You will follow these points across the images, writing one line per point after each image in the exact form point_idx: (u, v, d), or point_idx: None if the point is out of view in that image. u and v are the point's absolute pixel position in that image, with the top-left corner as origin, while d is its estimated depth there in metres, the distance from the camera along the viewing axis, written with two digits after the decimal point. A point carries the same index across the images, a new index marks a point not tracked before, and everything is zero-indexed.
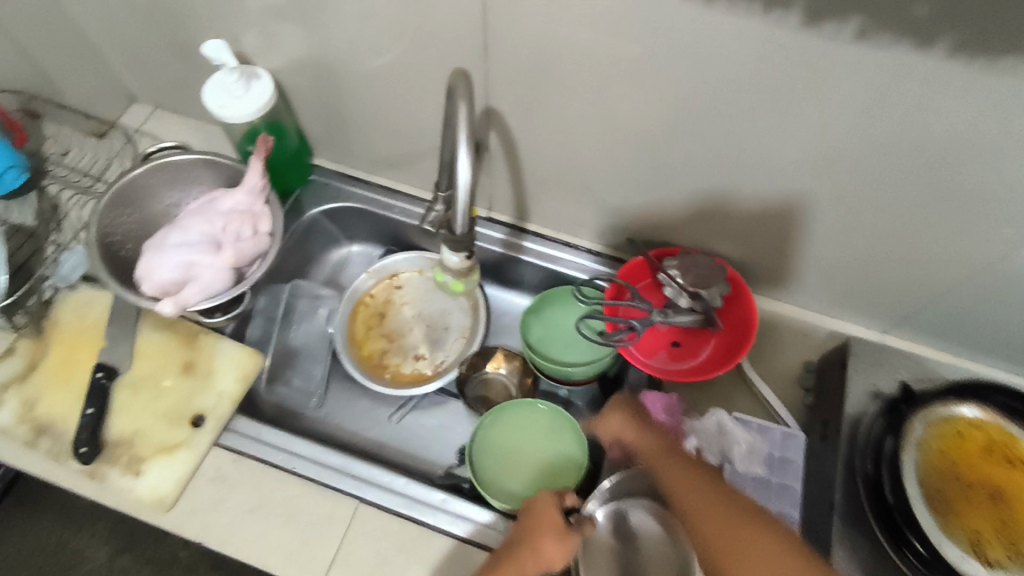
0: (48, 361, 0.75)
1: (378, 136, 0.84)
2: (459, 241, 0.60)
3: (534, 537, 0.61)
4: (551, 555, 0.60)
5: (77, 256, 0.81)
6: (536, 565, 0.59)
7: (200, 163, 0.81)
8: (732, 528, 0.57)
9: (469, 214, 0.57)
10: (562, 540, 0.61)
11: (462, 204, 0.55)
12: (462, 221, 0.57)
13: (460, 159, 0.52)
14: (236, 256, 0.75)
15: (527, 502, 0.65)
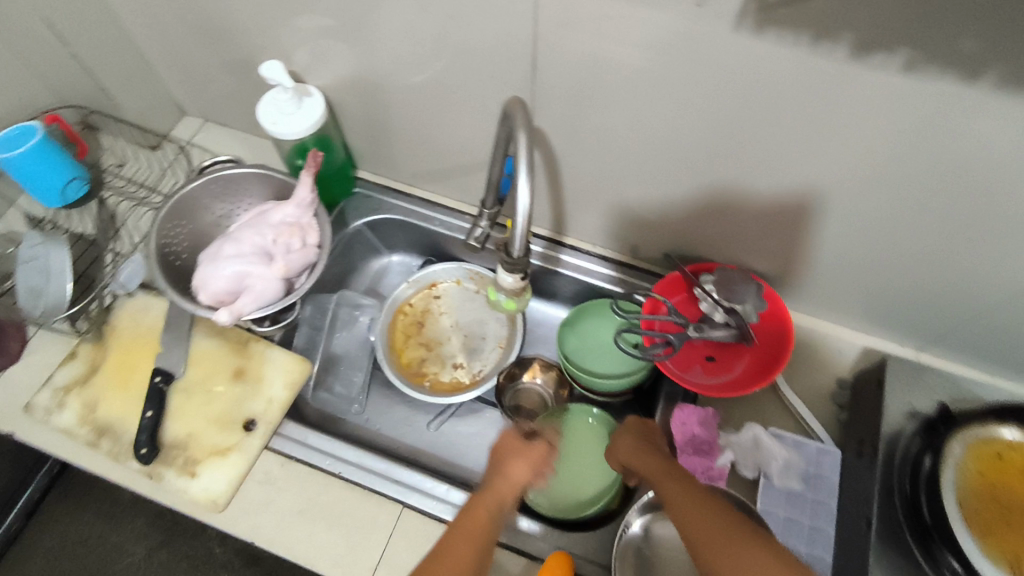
0: (107, 365, 0.78)
1: (421, 150, 0.87)
2: (513, 264, 0.61)
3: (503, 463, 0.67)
4: (520, 470, 0.66)
5: (135, 264, 0.84)
6: (510, 484, 0.64)
7: (251, 176, 0.85)
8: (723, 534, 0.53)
9: (526, 238, 0.58)
10: (527, 458, 0.68)
11: (517, 228, 0.56)
12: (517, 243, 0.59)
13: (516, 183, 0.54)
14: (287, 267, 0.78)
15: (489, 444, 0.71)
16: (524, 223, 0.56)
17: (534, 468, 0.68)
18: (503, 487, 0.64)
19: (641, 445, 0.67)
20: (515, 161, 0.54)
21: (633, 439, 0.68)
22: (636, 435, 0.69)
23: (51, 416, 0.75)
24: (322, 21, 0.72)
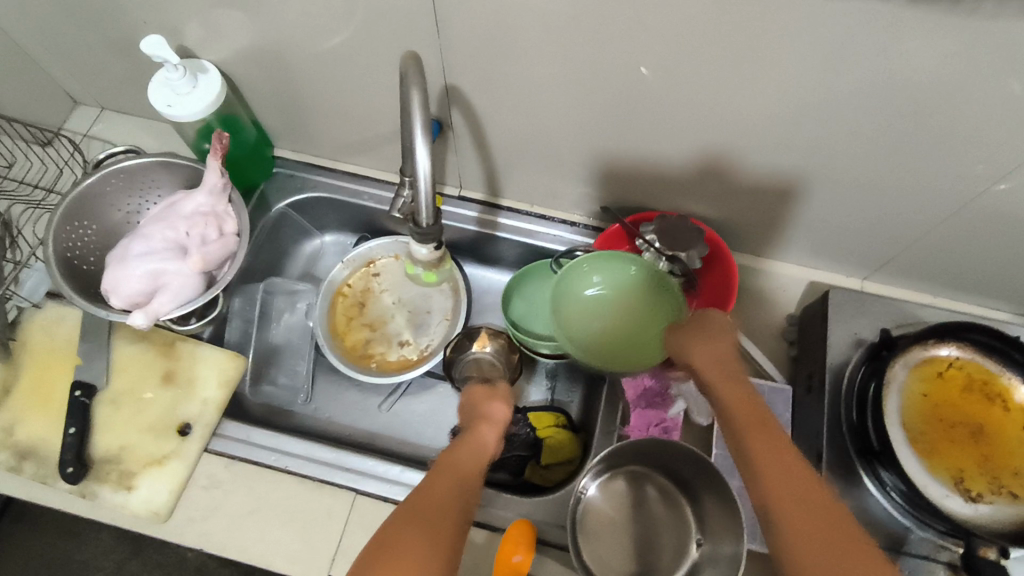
0: (21, 384, 0.73)
1: (337, 122, 0.81)
2: (423, 234, 0.58)
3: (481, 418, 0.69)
4: (500, 409, 0.71)
5: (38, 273, 0.79)
6: (492, 427, 0.69)
7: (153, 165, 0.78)
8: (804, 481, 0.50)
9: (433, 204, 0.55)
10: (501, 398, 0.73)
11: (425, 193, 0.53)
12: (425, 211, 0.56)
13: (419, 146, 0.50)
14: (204, 259, 0.73)
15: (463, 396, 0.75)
16: (431, 186, 0.53)
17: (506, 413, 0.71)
18: (486, 431, 0.67)
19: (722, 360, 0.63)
20: (414, 122, 0.50)
21: (705, 343, 0.65)
22: (712, 343, 0.65)
23: None
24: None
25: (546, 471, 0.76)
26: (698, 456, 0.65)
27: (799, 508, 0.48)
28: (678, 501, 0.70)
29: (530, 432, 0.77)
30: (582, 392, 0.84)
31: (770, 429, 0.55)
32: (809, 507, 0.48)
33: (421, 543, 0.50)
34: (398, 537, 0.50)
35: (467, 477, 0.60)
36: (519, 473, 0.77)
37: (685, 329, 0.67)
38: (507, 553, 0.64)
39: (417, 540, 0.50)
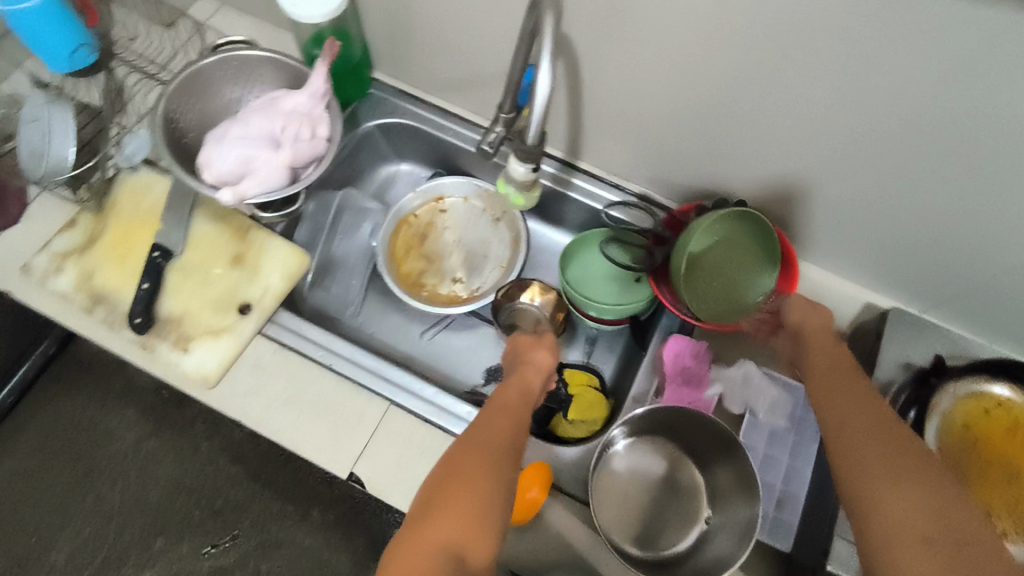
0: (106, 236, 0.78)
1: (439, 55, 0.84)
2: (528, 152, 0.61)
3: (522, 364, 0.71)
4: (543, 356, 0.72)
5: (140, 139, 0.83)
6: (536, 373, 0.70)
7: (265, 60, 0.81)
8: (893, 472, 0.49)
9: (542, 128, 0.58)
10: (545, 346, 0.75)
11: (537, 113, 0.56)
12: (533, 131, 0.59)
13: (541, 69, 0.52)
14: (293, 156, 0.76)
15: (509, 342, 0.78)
16: (545, 110, 0.56)
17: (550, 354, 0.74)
18: (530, 376, 0.70)
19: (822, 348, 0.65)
20: (541, 47, 0.53)
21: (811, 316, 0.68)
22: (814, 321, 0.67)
23: (49, 280, 0.75)
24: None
25: (569, 425, 0.77)
26: (729, 437, 0.65)
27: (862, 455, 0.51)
28: (693, 475, 0.71)
29: (563, 387, 0.79)
30: (618, 358, 0.86)
31: (846, 392, 0.57)
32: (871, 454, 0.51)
33: (485, 455, 0.57)
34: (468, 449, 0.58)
35: (519, 403, 0.66)
36: (544, 424, 0.78)
37: (800, 303, 0.70)
38: (522, 489, 0.67)
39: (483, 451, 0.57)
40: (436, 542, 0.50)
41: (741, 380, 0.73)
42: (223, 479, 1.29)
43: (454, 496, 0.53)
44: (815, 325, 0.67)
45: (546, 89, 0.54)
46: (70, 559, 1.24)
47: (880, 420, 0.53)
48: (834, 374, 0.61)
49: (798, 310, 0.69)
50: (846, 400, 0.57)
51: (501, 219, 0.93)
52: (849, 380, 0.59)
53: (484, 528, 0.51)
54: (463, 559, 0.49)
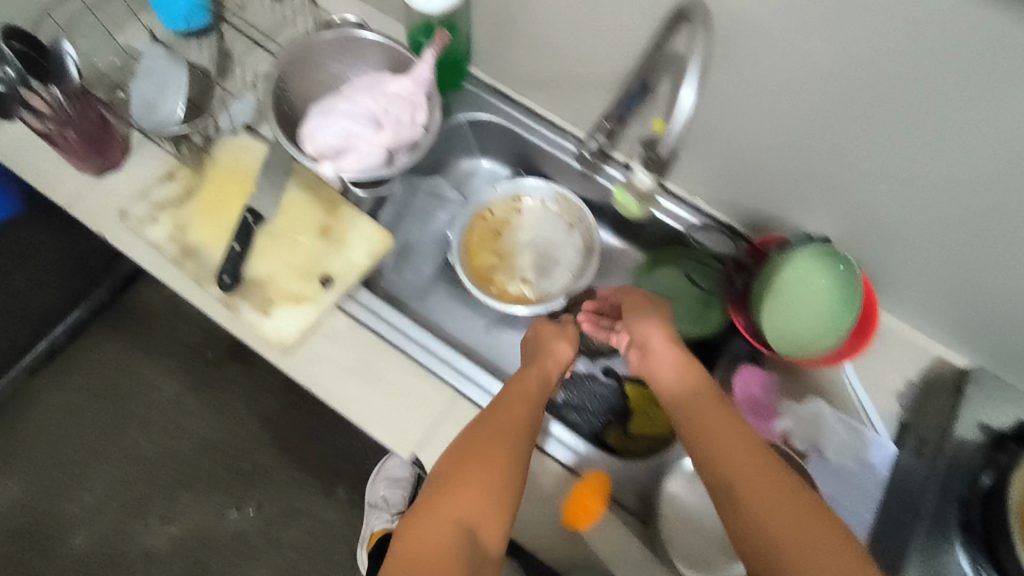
0: (202, 193, 0.80)
1: (540, 61, 0.83)
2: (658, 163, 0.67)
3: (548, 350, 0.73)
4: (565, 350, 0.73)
5: (245, 105, 0.86)
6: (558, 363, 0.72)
7: (372, 43, 0.83)
8: (803, 524, 0.50)
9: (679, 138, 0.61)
10: (569, 339, 0.75)
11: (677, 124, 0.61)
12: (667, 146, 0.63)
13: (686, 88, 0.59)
14: (395, 138, 0.78)
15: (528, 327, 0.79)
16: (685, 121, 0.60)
17: (571, 345, 0.75)
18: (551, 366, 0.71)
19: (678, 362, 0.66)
20: (688, 68, 0.59)
21: (643, 310, 0.72)
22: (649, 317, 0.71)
23: (144, 228, 0.77)
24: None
25: (626, 439, 0.79)
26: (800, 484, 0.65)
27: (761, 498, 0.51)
28: None
29: (622, 401, 0.82)
30: None
31: (725, 417, 0.58)
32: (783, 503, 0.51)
33: (502, 438, 0.59)
34: (465, 442, 0.59)
35: (539, 388, 0.67)
36: (601, 435, 0.79)
37: (640, 297, 0.74)
38: (583, 496, 0.67)
39: (485, 441, 0.59)
40: (451, 520, 0.53)
41: (814, 422, 0.71)
42: (253, 445, 1.30)
43: (463, 482, 0.55)
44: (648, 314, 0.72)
45: (689, 103, 0.59)
46: (99, 500, 1.24)
47: (763, 459, 0.54)
48: (698, 398, 0.61)
49: (633, 304, 0.73)
50: (726, 430, 0.57)
51: (575, 226, 0.93)
52: (715, 408, 0.59)
53: (496, 509, 0.55)
54: (476, 538, 0.52)
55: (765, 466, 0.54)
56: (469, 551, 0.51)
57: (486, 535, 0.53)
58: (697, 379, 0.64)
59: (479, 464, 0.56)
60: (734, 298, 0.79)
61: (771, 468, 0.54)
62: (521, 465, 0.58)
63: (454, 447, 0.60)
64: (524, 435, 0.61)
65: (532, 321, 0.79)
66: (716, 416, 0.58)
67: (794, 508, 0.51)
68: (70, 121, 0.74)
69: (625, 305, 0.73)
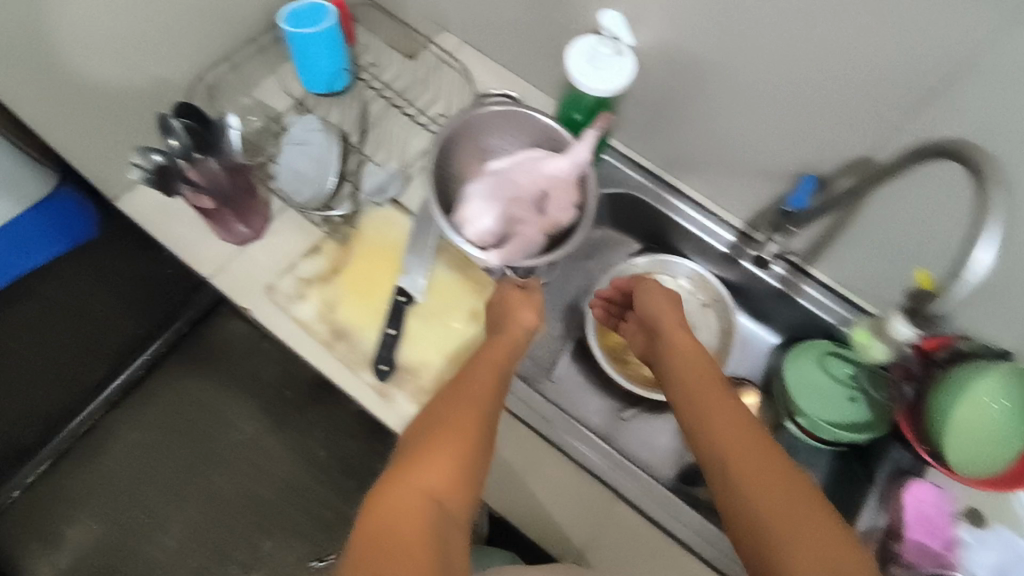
0: (349, 268, 0.77)
1: (700, 137, 0.81)
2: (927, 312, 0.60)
3: (507, 313, 0.70)
4: (529, 316, 0.69)
5: (384, 174, 0.82)
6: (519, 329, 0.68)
7: (523, 117, 0.79)
8: (790, 510, 0.50)
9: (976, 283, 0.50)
10: (532, 305, 0.71)
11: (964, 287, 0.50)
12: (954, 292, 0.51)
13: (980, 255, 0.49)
14: (555, 225, 0.75)
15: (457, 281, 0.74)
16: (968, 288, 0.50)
17: (538, 315, 0.71)
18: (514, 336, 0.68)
19: (694, 360, 0.67)
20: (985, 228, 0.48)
21: (665, 309, 0.74)
22: (671, 313, 0.73)
23: (292, 305, 0.75)
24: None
25: None
26: None
27: (760, 483, 0.52)
28: None
29: None
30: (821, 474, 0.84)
31: (737, 410, 0.60)
32: (771, 487, 0.51)
33: (474, 410, 0.57)
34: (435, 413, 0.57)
35: (505, 357, 0.66)
36: None
37: (658, 293, 0.76)
38: None
39: (457, 413, 0.57)
40: (422, 492, 0.49)
41: (1004, 552, 0.70)
42: (336, 491, 1.29)
43: (434, 451, 0.52)
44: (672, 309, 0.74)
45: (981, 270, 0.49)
46: (180, 543, 1.25)
47: (766, 452, 0.54)
48: (707, 389, 0.63)
49: (651, 298, 0.76)
50: (732, 424, 0.58)
51: (710, 305, 0.90)
52: (723, 400, 0.61)
53: (464, 479, 0.52)
54: (442, 505, 0.49)
55: (762, 453, 0.54)
56: (438, 519, 0.48)
57: (451, 502, 0.50)
58: (711, 376, 0.65)
59: (442, 432, 0.54)
60: (904, 409, 0.75)
61: (767, 451, 0.54)
62: (487, 438, 0.56)
63: (424, 417, 0.58)
64: (490, 407, 0.59)
65: (499, 283, 0.75)
66: (724, 410, 0.60)
67: (784, 498, 0.50)
68: (228, 202, 0.73)
69: (645, 298, 0.76)
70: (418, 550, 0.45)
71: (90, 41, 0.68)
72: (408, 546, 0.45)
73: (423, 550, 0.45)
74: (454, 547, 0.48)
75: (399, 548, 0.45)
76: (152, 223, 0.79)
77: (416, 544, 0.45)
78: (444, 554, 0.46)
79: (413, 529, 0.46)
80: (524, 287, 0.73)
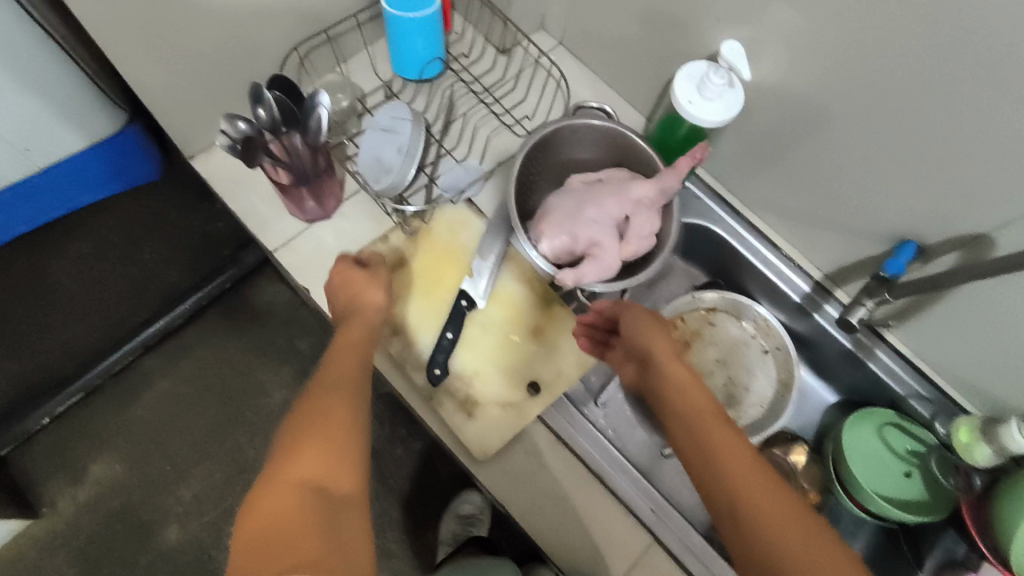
0: (415, 264, 0.75)
1: (796, 182, 0.77)
2: None
3: (358, 294, 0.69)
4: (375, 293, 0.69)
5: (463, 170, 0.80)
6: (374, 309, 0.69)
7: (610, 134, 0.77)
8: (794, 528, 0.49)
9: None
10: (375, 279, 0.71)
11: None
12: None
13: None
14: (635, 251, 0.72)
15: (329, 284, 0.71)
16: None
17: (383, 287, 0.71)
18: (368, 315, 0.68)
19: (689, 380, 0.64)
20: None
21: (651, 331, 0.68)
22: (658, 329, 0.69)
23: None
24: (819, 4, 0.61)
25: None
26: None
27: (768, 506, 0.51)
28: None
29: None
30: (862, 547, 0.80)
31: (727, 430, 0.58)
32: (776, 505, 0.51)
33: (340, 398, 0.58)
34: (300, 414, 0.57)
35: (365, 339, 0.66)
36: None
37: (641, 312, 0.70)
38: None
39: (321, 407, 0.56)
40: (297, 483, 0.49)
41: None
42: None
43: (303, 448, 0.52)
44: (650, 319, 0.69)
45: None
46: (197, 498, 1.26)
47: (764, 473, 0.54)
48: (701, 408, 0.61)
49: (636, 323, 0.69)
50: (730, 445, 0.56)
51: (771, 352, 0.87)
52: (713, 423, 0.59)
53: (343, 460, 0.53)
54: (326, 490, 0.50)
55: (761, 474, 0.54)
56: (322, 503, 0.48)
57: (334, 483, 0.51)
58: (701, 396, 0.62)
59: (310, 432, 0.53)
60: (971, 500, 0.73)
61: (766, 474, 0.54)
62: (361, 422, 0.57)
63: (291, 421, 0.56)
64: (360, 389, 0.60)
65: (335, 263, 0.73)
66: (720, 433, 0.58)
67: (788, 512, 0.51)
68: (307, 181, 0.72)
69: (629, 322, 0.69)
70: (305, 536, 0.45)
71: (196, 7, 0.67)
72: (292, 539, 0.45)
73: (311, 533, 0.45)
74: (351, 524, 0.49)
75: (282, 547, 0.44)
76: (228, 191, 0.79)
77: (301, 531, 0.45)
78: (338, 534, 0.47)
79: (295, 519, 0.46)
80: (363, 266, 0.72)
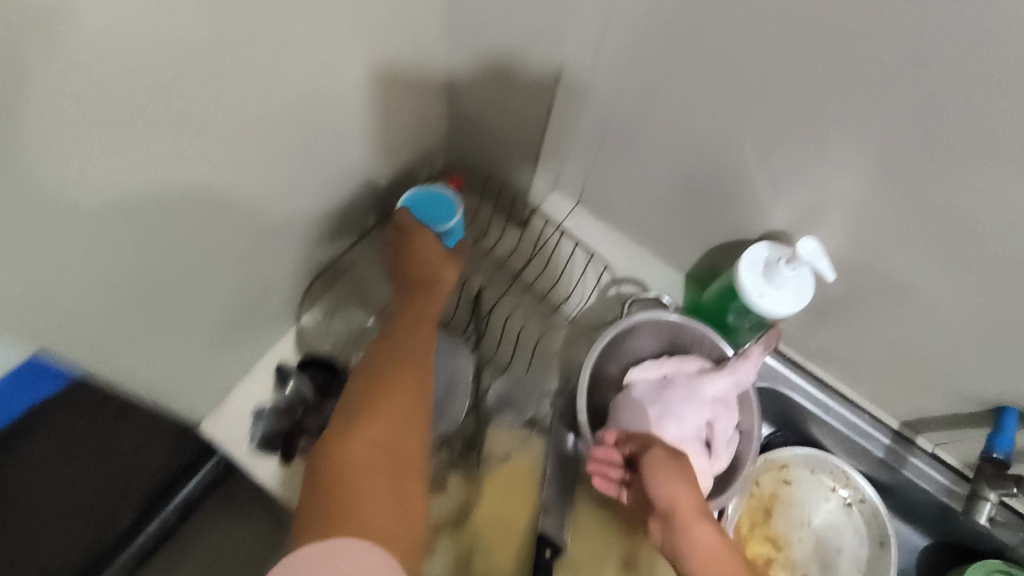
0: (482, 509, 0.70)
1: (868, 345, 0.72)
2: None
3: (435, 262, 0.69)
4: (449, 275, 0.69)
5: (506, 381, 0.78)
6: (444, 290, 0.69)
7: (676, 325, 0.71)
8: None
9: None
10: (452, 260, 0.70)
11: None
12: None
13: None
14: (722, 462, 0.66)
15: (399, 246, 0.71)
16: None
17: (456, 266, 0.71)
18: (438, 297, 0.68)
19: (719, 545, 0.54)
20: None
21: (674, 482, 0.57)
22: (682, 475, 0.57)
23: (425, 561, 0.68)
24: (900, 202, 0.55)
25: None
26: None
27: None
28: None
29: None
30: None
31: None
32: None
33: (411, 370, 0.59)
34: (373, 368, 0.60)
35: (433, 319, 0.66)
36: None
37: (663, 457, 0.58)
38: None
39: (402, 364, 0.60)
40: (366, 443, 0.53)
41: None
42: None
43: (374, 409, 0.55)
44: (673, 465, 0.58)
45: None
46: None
47: None
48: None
49: (659, 473, 0.57)
50: None
51: (856, 504, 0.81)
52: None
53: (411, 425, 0.56)
54: (393, 455, 0.53)
55: None
56: (385, 466, 0.52)
57: (397, 447, 0.54)
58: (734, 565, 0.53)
59: (385, 390, 0.57)
60: None
61: None
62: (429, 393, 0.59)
63: (361, 372, 0.60)
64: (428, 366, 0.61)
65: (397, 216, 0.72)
66: None
67: None
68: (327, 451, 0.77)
69: (650, 472, 0.58)
70: (368, 509, 0.49)
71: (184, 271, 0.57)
72: (351, 508, 0.49)
73: (374, 502, 0.50)
74: (408, 491, 0.53)
75: (344, 510, 0.49)
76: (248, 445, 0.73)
77: (361, 501, 0.49)
78: (397, 505, 0.51)
79: (356, 487, 0.50)
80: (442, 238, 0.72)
